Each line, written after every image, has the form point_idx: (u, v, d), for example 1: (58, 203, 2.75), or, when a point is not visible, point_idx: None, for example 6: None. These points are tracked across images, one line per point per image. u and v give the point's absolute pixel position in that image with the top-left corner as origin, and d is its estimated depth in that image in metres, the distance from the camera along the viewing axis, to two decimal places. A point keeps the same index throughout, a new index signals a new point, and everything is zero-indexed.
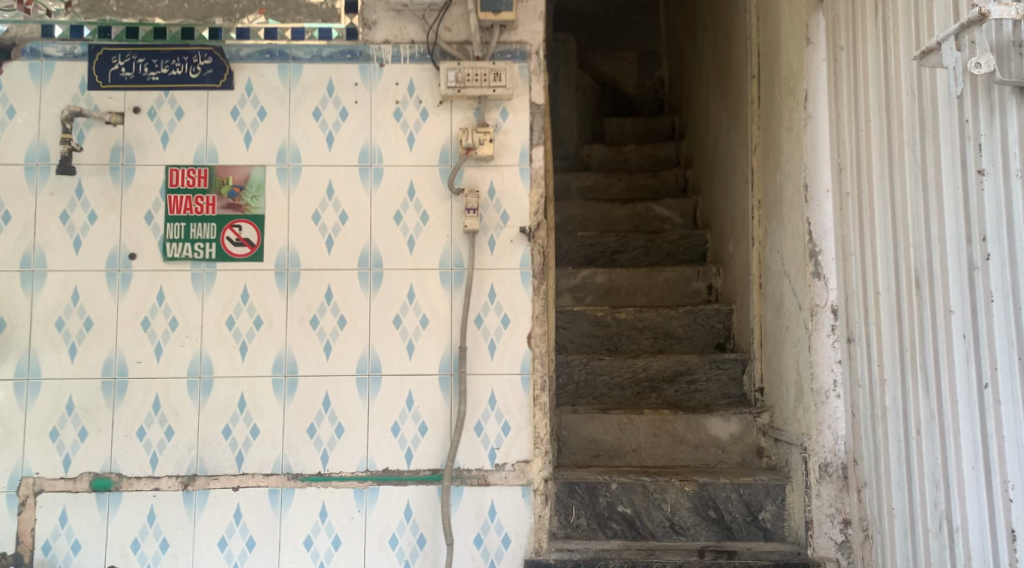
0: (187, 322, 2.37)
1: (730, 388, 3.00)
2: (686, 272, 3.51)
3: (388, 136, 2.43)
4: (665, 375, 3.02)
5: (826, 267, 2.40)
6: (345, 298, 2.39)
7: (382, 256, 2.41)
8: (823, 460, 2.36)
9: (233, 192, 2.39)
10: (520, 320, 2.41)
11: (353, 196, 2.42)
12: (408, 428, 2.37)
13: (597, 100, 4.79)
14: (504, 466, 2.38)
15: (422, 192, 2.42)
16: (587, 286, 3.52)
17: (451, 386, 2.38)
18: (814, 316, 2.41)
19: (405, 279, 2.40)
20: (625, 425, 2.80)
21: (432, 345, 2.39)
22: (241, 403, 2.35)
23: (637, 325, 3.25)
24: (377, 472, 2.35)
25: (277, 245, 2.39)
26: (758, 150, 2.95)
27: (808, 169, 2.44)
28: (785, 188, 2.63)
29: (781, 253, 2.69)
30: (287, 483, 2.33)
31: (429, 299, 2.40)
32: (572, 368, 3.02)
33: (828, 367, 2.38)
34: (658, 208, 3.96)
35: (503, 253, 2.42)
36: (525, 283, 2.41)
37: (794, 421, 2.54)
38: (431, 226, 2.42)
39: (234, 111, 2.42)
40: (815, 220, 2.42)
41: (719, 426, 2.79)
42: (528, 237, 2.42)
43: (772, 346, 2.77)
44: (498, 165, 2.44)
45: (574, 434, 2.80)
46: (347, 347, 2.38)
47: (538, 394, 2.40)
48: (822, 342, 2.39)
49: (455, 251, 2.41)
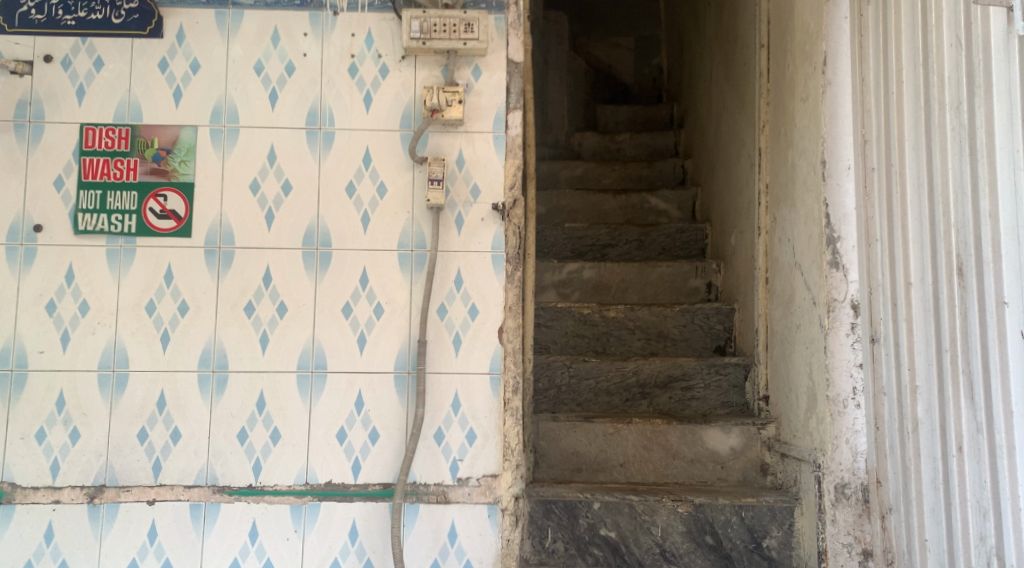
0: (100, 306, 2.03)
1: (730, 396, 2.66)
2: (683, 268, 3.17)
3: (341, 95, 2.10)
4: (657, 381, 2.68)
5: (846, 255, 2.07)
6: (287, 282, 2.06)
7: (330, 234, 2.07)
8: (840, 480, 2.02)
9: (158, 155, 2.06)
10: (490, 311, 2.08)
11: (298, 164, 2.08)
12: (357, 435, 2.03)
13: (591, 87, 4.47)
14: (468, 481, 2.04)
15: (379, 161, 2.09)
16: (574, 282, 3.19)
17: (408, 386, 2.04)
18: (830, 313, 2.07)
19: (357, 261, 2.07)
20: (611, 436, 2.46)
21: (387, 339, 2.05)
22: (160, 401, 2.01)
23: (627, 325, 2.92)
24: (318, 486, 2.01)
25: (208, 218, 2.06)
26: (766, 127, 2.62)
27: (826, 143, 2.11)
28: (799, 167, 2.30)
29: (792, 242, 2.36)
30: (211, 497, 2.00)
31: (384, 285, 2.07)
32: (554, 371, 2.68)
33: (844, 373, 2.05)
34: (654, 200, 3.64)
35: (472, 233, 2.09)
36: (497, 268, 2.09)
37: (804, 434, 2.20)
38: (389, 200, 2.08)
39: (163, 63, 2.08)
40: (834, 201, 2.09)
41: (718, 439, 2.45)
42: (502, 216, 2.10)
43: (779, 348, 2.44)
44: (469, 131, 2.11)
45: (553, 444, 2.46)
46: (287, 339, 2.04)
47: (509, 398, 2.06)
48: (840, 342, 2.06)
49: (416, 229, 2.08)
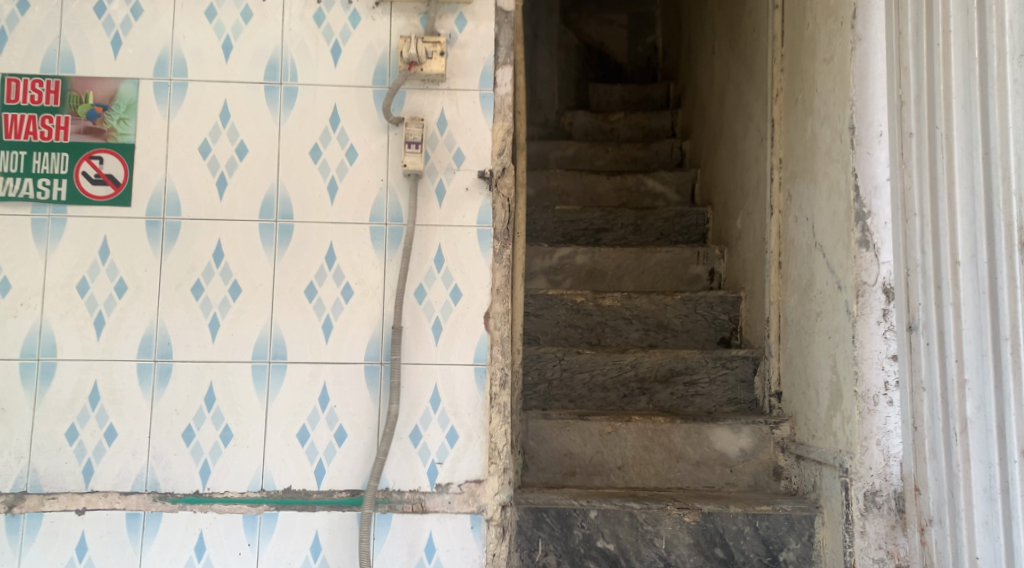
0: (24, 286, 1.76)
1: (738, 392, 2.41)
2: (684, 253, 2.93)
3: (306, 47, 1.84)
4: (657, 375, 2.43)
5: (878, 233, 1.84)
6: (242, 259, 1.79)
7: (292, 204, 1.81)
8: (870, 487, 1.79)
9: (93, 112, 1.79)
10: (475, 294, 1.83)
11: (256, 124, 1.82)
12: (321, 434, 1.77)
13: (582, 64, 4.22)
14: (448, 488, 1.78)
15: (349, 122, 1.83)
16: (565, 268, 2.93)
17: (380, 379, 1.78)
18: (860, 298, 1.85)
19: (323, 235, 1.81)
20: (608, 436, 2.21)
21: (356, 325, 1.79)
22: (93, 396, 1.75)
23: (625, 314, 2.67)
24: (275, 493, 1.75)
25: (151, 185, 1.79)
26: (780, 96, 2.38)
27: (855, 106, 1.89)
28: (819, 137, 2.08)
29: (811, 220, 2.12)
30: (151, 506, 1.73)
31: (353, 263, 1.81)
32: (545, 364, 2.43)
33: (874, 366, 1.82)
34: (651, 182, 3.39)
35: (455, 205, 1.84)
36: (483, 245, 1.84)
37: (826, 434, 1.97)
38: (360, 166, 1.82)
39: (99, 6, 1.81)
40: (863, 170, 1.86)
41: (726, 439, 2.21)
42: (489, 185, 1.85)
43: (795, 339, 2.20)
44: (451, 88, 1.85)
45: (543, 445, 2.20)
46: (240, 324, 1.78)
47: (496, 393, 1.81)
48: (870, 330, 1.83)
49: (391, 200, 1.82)
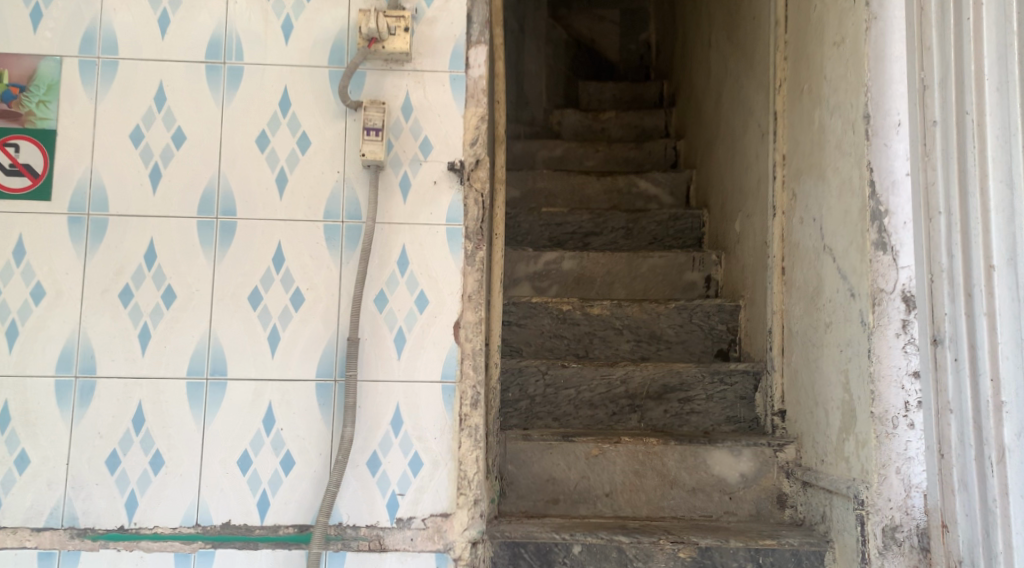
0: None
1: (738, 409, 2.20)
2: (678, 259, 2.72)
3: (254, 22, 1.63)
4: (650, 391, 2.21)
5: (896, 235, 1.64)
6: (178, 262, 1.58)
7: (236, 200, 1.60)
8: (889, 521, 1.59)
9: (8, 94, 1.58)
10: (443, 301, 1.62)
11: (195, 109, 1.61)
12: (265, 461, 1.55)
13: (572, 60, 4.02)
14: (410, 522, 1.57)
15: (301, 107, 1.62)
16: (551, 274, 2.72)
17: (334, 398, 1.57)
18: (876, 308, 1.64)
19: (270, 235, 1.60)
20: (595, 459, 2.00)
21: (307, 336, 1.58)
22: (4, 417, 1.54)
23: (614, 324, 2.46)
24: (211, 529, 1.54)
25: (74, 176, 1.58)
26: (783, 87, 2.19)
27: (870, 92, 1.68)
28: (828, 130, 1.88)
29: (819, 221, 1.92)
30: (69, 544, 1.52)
31: (305, 267, 1.60)
32: (526, 379, 2.20)
33: (893, 385, 1.61)
34: (643, 182, 3.18)
35: (420, 201, 1.63)
36: (453, 247, 1.63)
37: (838, 460, 1.76)
38: (313, 157, 1.61)
39: None
40: (879, 164, 1.66)
41: (725, 464, 2.00)
42: (459, 178, 1.64)
43: (801, 352, 2.00)
44: (418, 70, 1.64)
45: (523, 470, 1.99)
46: (175, 335, 1.57)
47: (466, 414, 1.60)
48: (887, 344, 1.63)
49: (348, 195, 1.61)
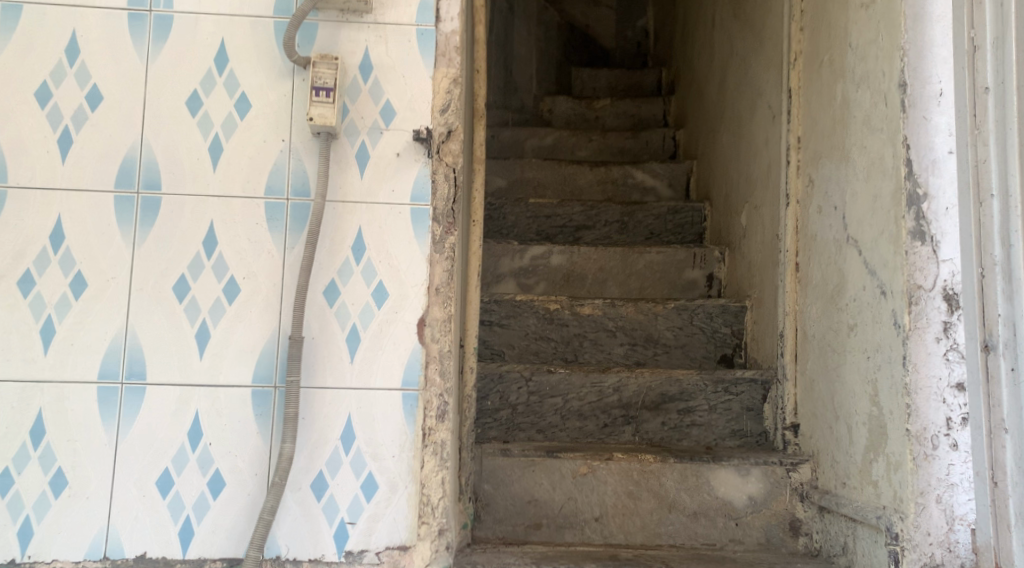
0: None
1: (743, 422, 1.96)
2: (678, 254, 2.47)
3: None
4: (647, 401, 1.96)
5: (936, 223, 1.40)
6: (89, 244, 1.33)
7: (161, 172, 1.36)
8: (930, 560, 1.36)
9: None
10: (405, 295, 1.37)
11: (115, 63, 1.36)
12: (189, 482, 1.31)
13: (564, 45, 3.77)
14: (362, 557, 1.32)
15: (241, 64, 1.38)
16: (538, 270, 2.47)
17: (273, 408, 1.33)
18: (913, 308, 1.40)
19: (201, 213, 1.35)
20: (583, 479, 1.75)
21: (244, 334, 1.34)
22: None
23: (607, 325, 2.22)
24: (123, 563, 1.29)
25: None
26: (799, 61, 1.95)
27: (907, 57, 1.44)
28: (855, 103, 1.64)
29: (841, 208, 1.68)
30: None
31: (241, 252, 1.35)
32: (507, 386, 1.95)
33: (932, 399, 1.38)
34: (640, 174, 2.95)
35: (380, 177, 1.38)
36: (417, 230, 1.38)
37: (864, 485, 1.52)
38: (254, 123, 1.37)
39: None
40: (917, 140, 1.42)
41: (731, 485, 1.76)
42: (426, 150, 1.39)
43: (818, 358, 1.76)
44: (379, 23, 1.40)
45: (501, 490, 1.74)
46: (85, 331, 1.32)
47: (431, 428, 1.35)
48: (926, 351, 1.39)
49: (295, 167, 1.37)
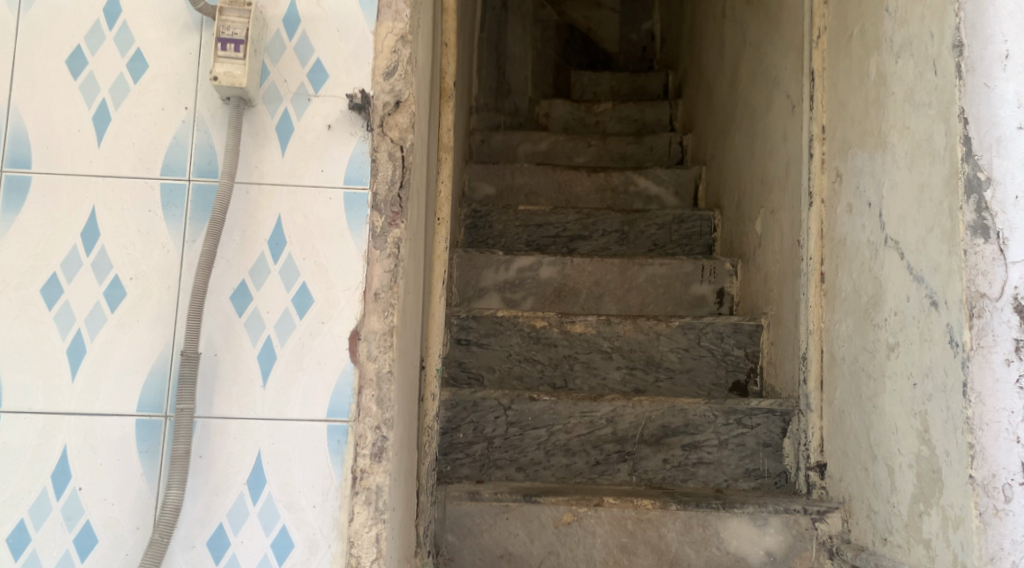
0: None
1: (759, 461, 1.66)
2: (684, 266, 2.18)
3: None
4: (647, 436, 1.66)
5: (1003, 215, 1.12)
6: None
7: (31, 146, 1.09)
8: None
9: None
10: (335, 301, 1.09)
11: None
12: (50, 538, 1.02)
13: (563, 46, 3.51)
14: None
15: (137, 15, 1.11)
16: (526, 283, 2.18)
17: (162, 444, 1.05)
18: (974, 323, 1.12)
19: (80, 198, 1.08)
20: (567, 529, 1.46)
21: (129, 349, 1.06)
22: None
23: (601, 345, 1.93)
24: None
25: None
26: (823, 38, 1.67)
27: (963, 12, 1.17)
28: (894, 76, 1.36)
29: (877, 203, 1.40)
30: None
31: (130, 247, 1.08)
32: (482, 416, 1.66)
33: (1002, 438, 1.10)
34: (643, 181, 2.66)
35: (306, 155, 1.11)
36: (353, 221, 1.11)
37: (913, 543, 1.23)
38: (151, 87, 1.10)
39: None
40: (977, 114, 1.15)
41: (745, 537, 1.46)
42: (365, 123, 1.12)
43: (849, 384, 1.46)
44: None
45: (467, 541, 1.45)
46: None
47: (364, 470, 1.06)
48: (993, 376, 1.11)
49: (199, 141, 1.10)
